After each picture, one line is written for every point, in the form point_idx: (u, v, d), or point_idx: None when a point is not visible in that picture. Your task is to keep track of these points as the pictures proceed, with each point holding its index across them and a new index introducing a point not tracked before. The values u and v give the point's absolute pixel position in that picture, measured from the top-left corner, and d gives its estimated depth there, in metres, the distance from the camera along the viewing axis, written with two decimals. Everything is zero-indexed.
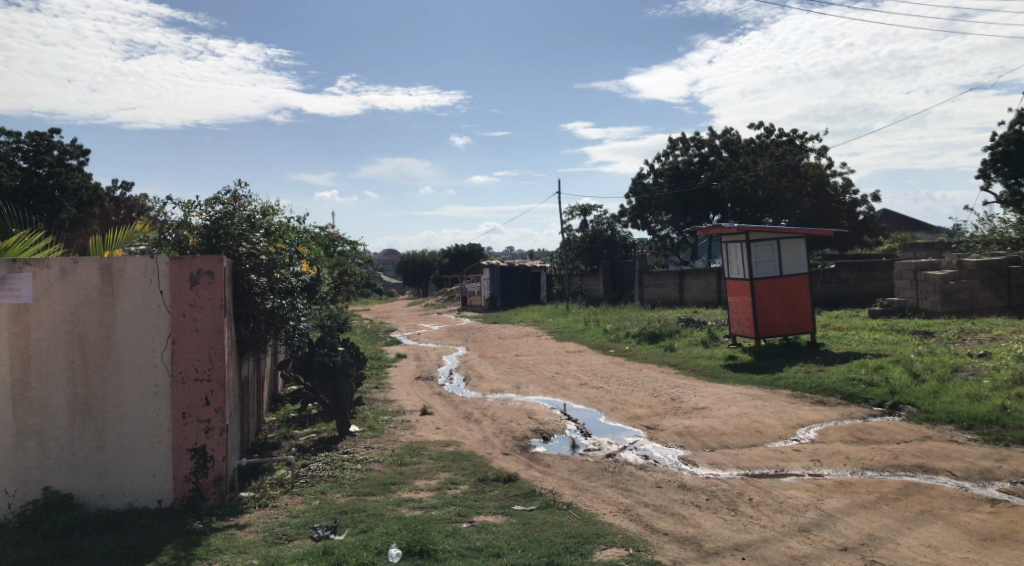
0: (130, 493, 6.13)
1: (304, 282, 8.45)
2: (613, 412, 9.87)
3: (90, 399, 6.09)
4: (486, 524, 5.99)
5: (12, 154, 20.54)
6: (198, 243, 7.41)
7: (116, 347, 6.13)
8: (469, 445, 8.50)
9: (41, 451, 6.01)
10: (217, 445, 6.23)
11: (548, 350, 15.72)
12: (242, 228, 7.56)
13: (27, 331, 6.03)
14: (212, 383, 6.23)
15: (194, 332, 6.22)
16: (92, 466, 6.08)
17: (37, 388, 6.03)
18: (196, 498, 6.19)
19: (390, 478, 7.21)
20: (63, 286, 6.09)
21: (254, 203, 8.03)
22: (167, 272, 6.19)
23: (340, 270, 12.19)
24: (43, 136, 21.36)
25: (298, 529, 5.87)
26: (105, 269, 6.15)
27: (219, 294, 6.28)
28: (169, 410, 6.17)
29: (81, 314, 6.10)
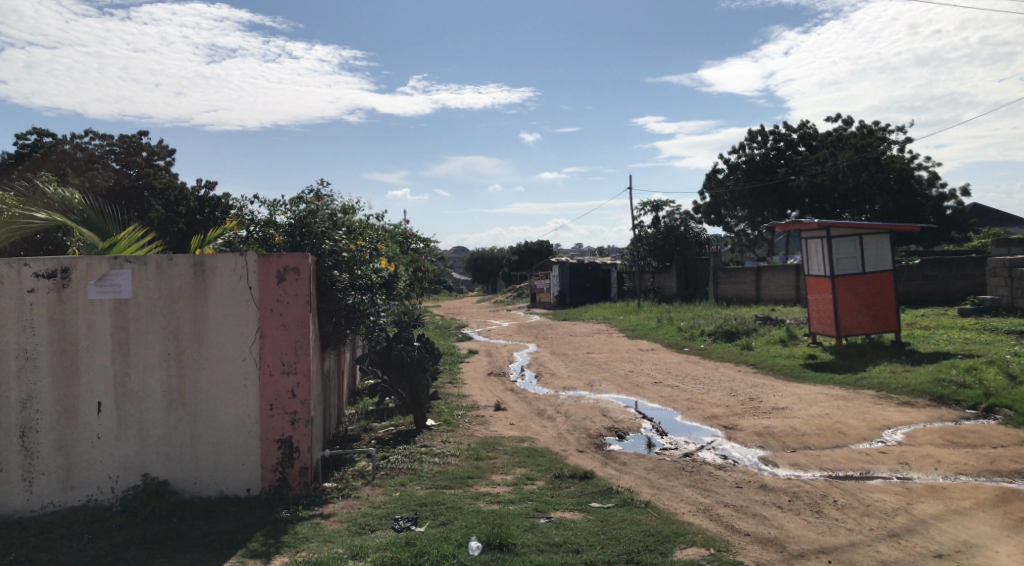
0: (222, 481, 6.38)
1: (383, 279, 8.62)
2: (689, 411, 9.76)
3: (184, 391, 6.36)
4: (564, 520, 6.01)
5: (105, 155, 21.85)
6: (283, 242, 7.73)
7: (209, 341, 6.39)
8: (544, 441, 8.54)
9: (141, 439, 6.30)
10: (302, 436, 6.44)
11: (621, 348, 15.64)
12: (325, 226, 7.78)
13: (127, 325, 6.32)
14: (297, 376, 6.44)
15: (281, 327, 6.44)
16: (187, 454, 6.35)
17: (136, 379, 6.32)
18: (283, 488, 6.41)
19: (468, 472, 7.30)
20: (159, 282, 6.37)
21: (335, 202, 8.25)
22: (256, 268, 6.42)
23: (416, 266, 12.42)
24: (133, 139, 22.65)
25: (380, 520, 6.00)
26: (198, 266, 6.41)
27: (305, 290, 6.48)
28: (258, 402, 6.41)
29: (177, 309, 6.37)
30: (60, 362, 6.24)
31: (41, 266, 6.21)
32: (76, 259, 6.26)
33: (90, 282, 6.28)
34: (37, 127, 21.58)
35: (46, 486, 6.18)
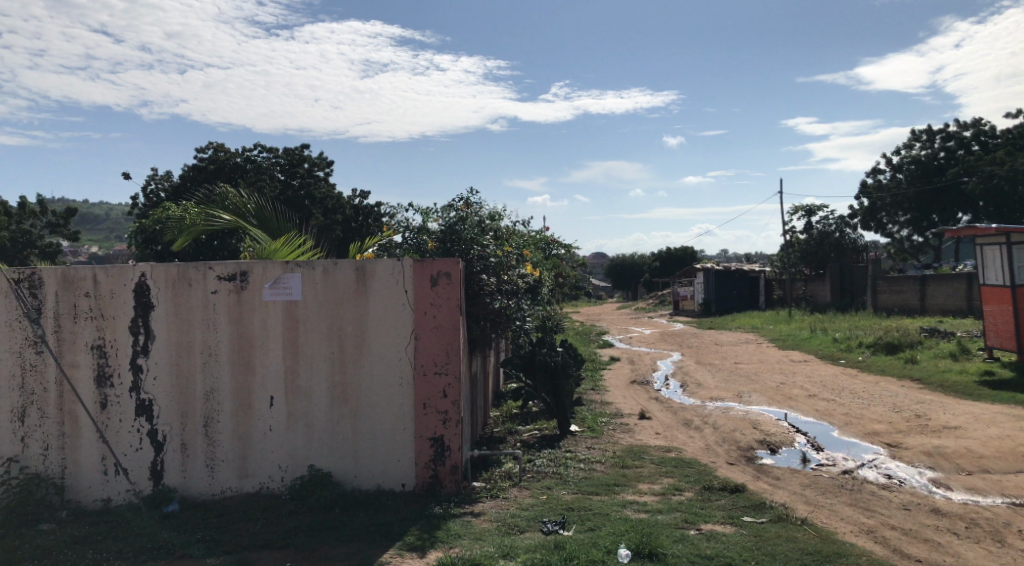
0: (379, 475, 6.70)
1: (529, 284, 8.74)
2: (848, 426, 9.24)
3: (347, 388, 6.72)
4: (716, 533, 5.86)
5: (271, 168, 23.41)
6: (435, 247, 8.00)
7: (369, 342, 6.72)
8: (691, 452, 8.36)
9: (308, 432, 6.70)
10: (453, 435, 6.68)
11: (771, 359, 15.03)
12: (474, 232, 8.02)
13: (296, 325, 6.72)
14: (449, 377, 6.67)
15: (435, 330, 6.69)
16: (348, 448, 6.71)
17: (304, 376, 6.72)
18: (435, 485, 6.67)
19: (614, 480, 7.27)
20: (325, 285, 6.74)
21: (483, 210, 8.47)
22: (412, 273, 6.70)
23: (558, 272, 12.53)
24: (296, 151, 24.19)
25: (529, 522, 6.09)
26: (360, 270, 6.75)
27: (456, 293, 6.72)
28: (412, 401, 6.69)
29: (340, 310, 6.73)
30: (238, 358, 6.69)
31: (223, 269, 6.69)
32: (253, 263, 6.70)
33: (265, 284, 6.71)
34: (214, 143, 23.59)
35: (225, 472, 6.66)
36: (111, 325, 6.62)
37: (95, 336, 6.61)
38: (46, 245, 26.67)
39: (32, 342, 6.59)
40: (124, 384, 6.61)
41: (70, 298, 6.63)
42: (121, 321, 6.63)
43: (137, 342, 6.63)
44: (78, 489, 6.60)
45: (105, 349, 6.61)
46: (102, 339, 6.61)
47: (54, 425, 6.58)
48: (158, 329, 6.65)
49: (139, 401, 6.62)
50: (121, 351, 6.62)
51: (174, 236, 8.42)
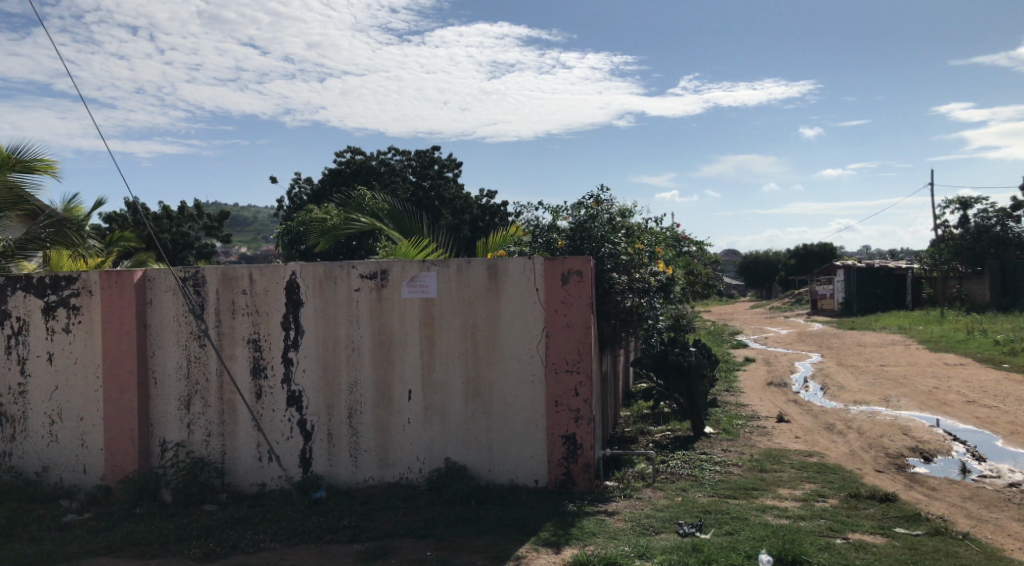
0: (513, 471, 6.80)
1: (662, 282, 8.57)
2: (1013, 436, 8.51)
3: (481, 384, 6.85)
4: (864, 543, 5.55)
5: (404, 170, 24.60)
6: (565, 245, 8.01)
7: (501, 338, 6.82)
8: (835, 458, 7.95)
9: (444, 426, 6.88)
10: (585, 434, 6.68)
11: (922, 361, 14.09)
12: (604, 230, 7.97)
13: (432, 322, 6.91)
14: (580, 376, 6.68)
15: (566, 328, 6.70)
16: (482, 443, 6.84)
17: (440, 371, 6.91)
18: (568, 482, 6.69)
19: (752, 484, 7.03)
20: (459, 283, 6.89)
21: (614, 207, 8.38)
22: (543, 271, 6.74)
23: (689, 270, 12.28)
24: (428, 153, 24.99)
25: (664, 523, 5.99)
26: (492, 268, 6.84)
27: (587, 292, 6.70)
28: (544, 398, 6.74)
29: (474, 308, 6.86)
30: (378, 353, 6.96)
31: (365, 268, 6.97)
32: (392, 261, 6.94)
33: (403, 282, 6.94)
34: (352, 147, 24.75)
35: (368, 461, 6.95)
36: (265, 320, 7.04)
37: (251, 331, 7.05)
38: (202, 246, 28.84)
39: (196, 335, 7.07)
40: (277, 376, 7.03)
41: (228, 295, 7.08)
42: (274, 317, 7.04)
43: (288, 336, 7.02)
44: (236, 474, 7.06)
45: (260, 343, 7.04)
46: (257, 333, 7.05)
47: (215, 414, 7.07)
48: (307, 325, 7.01)
49: (290, 393, 7.02)
50: (274, 345, 7.03)
51: (319, 238, 8.90)
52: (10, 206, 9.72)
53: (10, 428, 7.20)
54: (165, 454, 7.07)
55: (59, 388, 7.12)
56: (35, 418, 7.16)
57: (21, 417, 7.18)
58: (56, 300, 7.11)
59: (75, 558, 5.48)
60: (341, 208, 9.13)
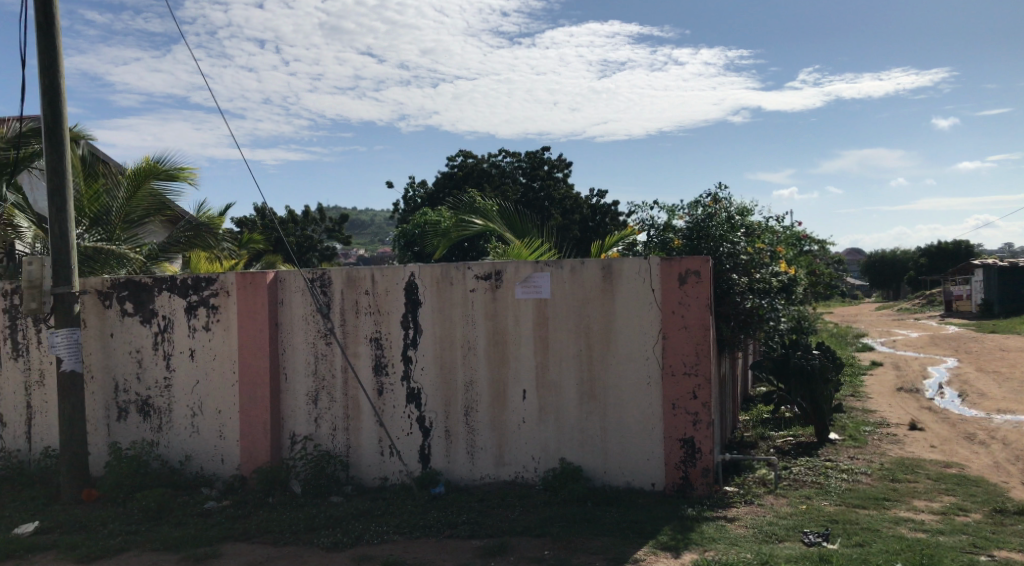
0: (629, 473, 6.73)
1: (784, 283, 8.23)
2: None
3: (596, 385, 6.82)
4: (1013, 562, 5.16)
5: (514, 172, 24.99)
6: (682, 245, 7.87)
7: (616, 340, 6.77)
8: (977, 469, 7.42)
9: (559, 426, 6.90)
10: (704, 437, 6.54)
11: None
12: (723, 229, 7.77)
13: (547, 322, 6.94)
14: (698, 378, 6.54)
15: (683, 329, 6.58)
16: (597, 444, 6.81)
17: (554, 372, 6.92)
18: (686, 487, 6.57)
19: (883, 494, 6.67)
20: (573, 284, 6.88)
21: (734, 205, 8.15)
22: (659, 271, 6.64)
23: (811, 270, 11.80)
24: (538, 154, 25.16)
25: (788, 531, 5.78)
26: (607, 269, 6.80)
27: (705, 293, 6.56)
28: (661, 400, 6.64)
29: (589, 309, 6.84)
30: (493, 352, 7.06)
31: (480, 269, 7.08)
32: (506, 262, 7.02)
33: (517, 283, 7.00)
34: (464, 150, 25.21)
35: (484, 459, 7.07)
36: (386, 319, 7.28)
37: (374, 329, 7.31)
38: (324, 248, 30.11)
39: (322, 334, 7.40)
40: (398, 373, 7.25)
41: (352, 295, 7.37)
42: (395, 316, 7.26)
43: (407, 335, 7.23)
44: (360, 467, 7.34)
45: (381, 342, 7.29)
46: (379, 332, 7.30)
47: (340, 409, 7.37)
48: (425, 324, 7.20)
49: (409, 390, 7.23)
50: (395, 343, 7.26)
51: (436, 241, 9.15)
52: (154, 211, 10.50)
53: (157, 419, 7.75)
54: (294, 446, 7.44)
55: (200, 382, 7.62)
56: (179, 409, 7.68)
57: (167, 409, 7.72)
58: (197, 300, 7.60)
59: (216, 542, 5.84)
60: (456, 212, 9.34)
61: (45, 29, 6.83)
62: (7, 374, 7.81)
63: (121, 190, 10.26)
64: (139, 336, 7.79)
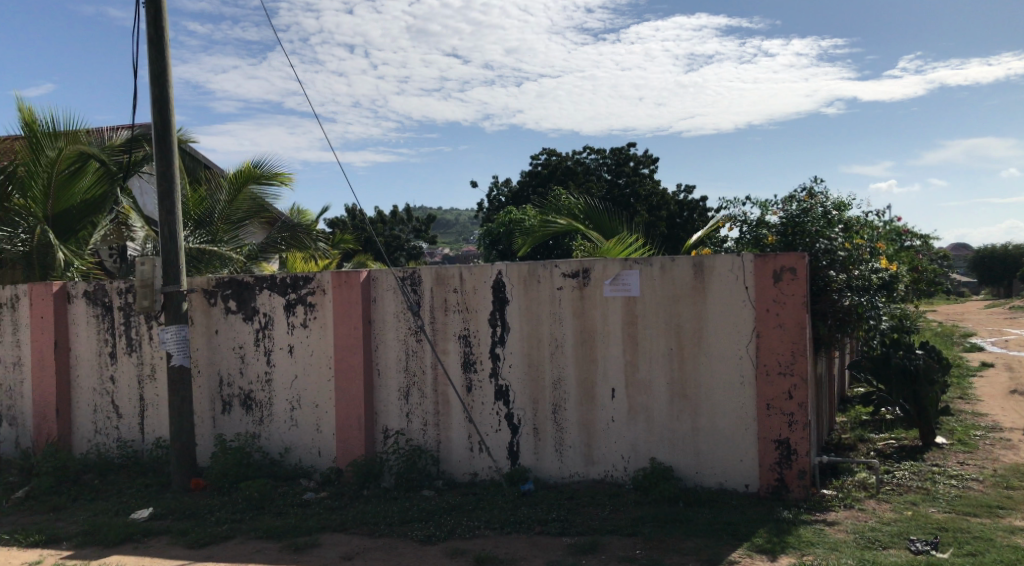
0: (721, 474, 6.60)
1: (885, 280, 7.84)
2: None
3: (686, 384, 6.72)
4: None
5: (599, 168, 24.95)
6: (776, 241, 7.65)
7: (708, 338, 6.65)
8: None
9: (649, 426, 6.83)
10: (800, 439, 6.34)
11: None
12: (819, 224, 7.50)
13: (636, 320, 6.88)
14: (794, 378, 6.35)
15: (779, 328, 6.40)
16: (688, 444, 6.71)
17: (644, 370, 6.85)
18: (782, 489, 6.39)
19: (997, 502, 6.30)
20: (663, 282, 6.79)
21: (831, 200, 7.85)
22: (752, 269, 6.47)
23: (913, 266, 11.27)
24: (623, 150, 24.95)
25: (892, 538, 5.54)
26: (698, 266, 6.68)
27: (801, 290, 6.36)
28: (755, 400, 6.48)
29: (679, 307, 6.74)
30: (582, 351, 7.04)
31: (568, 266, 7.06)
32: (594, 260, 6.97)
33: (606, 281, 6.95)
34: (548, 148, 25.25)
35: (573, 457, 7.06)
36: (474, 317, 7.37)
37: (462, 327, 7.40)
38: (411, 247, 30.77)
39: (413, 331, 7.55)
40: (486, 370, 7.33)
41: (441, 293, 7.48)
42: (483, 314, 7.34)
43: (495, 333, 7.29)
44: (450, 462, 7.46)
45: (470, 339, 7.38)
46: (468, 329, 7.39)
47: (430, 404, 7.51)
48: (513, 322, 7.24)
49: (498, 386, 7.29)
50: (483, 340, 7.33)
51: (523, 240, 9.22)
52: (253, 213, 10.99)
53: (258, 412, 8.08)
54: (387, 440, 7.62)
55: (298, 377, 7.91)
56: (279, 403, 7.99)
57: (267, 403, 8.05)
58: (295, 298, 7.89)
59: (315, 532, 6.05)
60: (543, 210, 9.38)
61: (156, 42, 7.23)
62: (122, 369, 8.27)
63: (223, 193, 10.78)
64: (241, 333, 8.13)
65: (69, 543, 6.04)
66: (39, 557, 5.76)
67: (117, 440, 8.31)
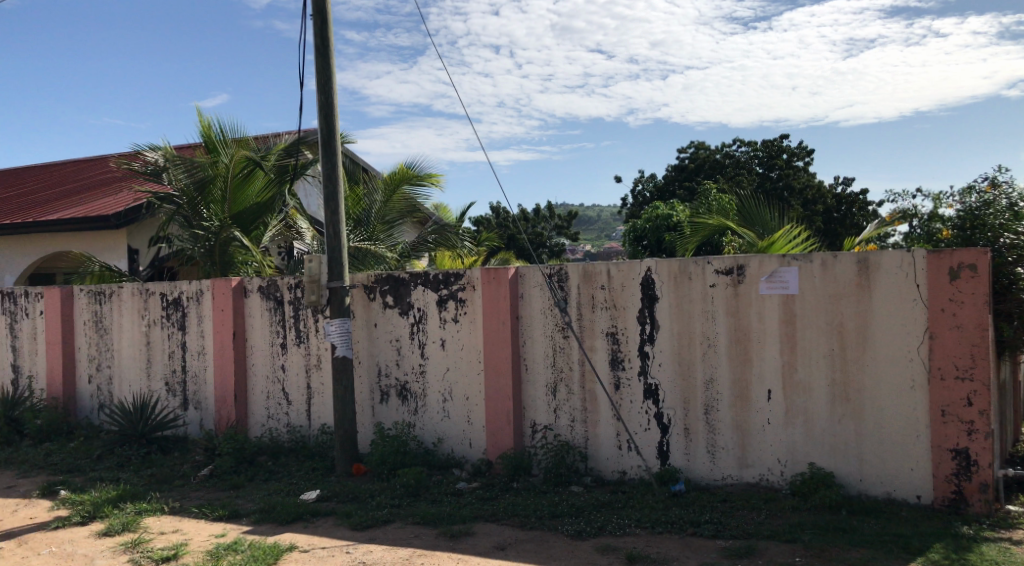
0: (889, 483, 6.20)
1: None
2: None
3: (850, 386, 6.35)
4: None
5: (750, 161, 24.14)
6: (952, 236, 7.13)
7: (874, 339, 6.25)
8: None
9: (808, 430, 6.51)
10: (982, 449, 5.85)
11: None
12: (1004, 217, 6.82)
13: (794, 320, 6.58)
14: (974, 384, 5.85)
15: (955, 329, 5.92)
16: (851, 450, 6.34)
17: (803, 371, 6.54)
18: (960, 502, 5.92)
19: None
20: (824, 279, 6.45)
21: (1019, 190, 7.15)
22: (925, 265, 6.02)
23: None
24: (775, 142, 24.01)
25: None
26: (863, 263, 6.29)
27: (983, 289, 5.84)
28: (928, 406, 6.03)
29: (841, 306, 6.38)
30: (735, 351, 6.82)
31: (721, 263, 6.86)
32: (749, 257, 6.74)
33: (762, 278, 6.70)
34: (696, 142, 24.76)
35: (726, 459, 6.86)
36: (622, 314, 7.31)
37: (610, 324, 7.37)
38: (554, 244, 31.08)
39: (561, 327, 7.60)
40: (635, 368, 7.25)
41: (589, 290, 7.48)
42: (631, 311, 7.27)
43: (644, 331, 7.20)
44: (598, 459, 7.45)
45: (618, 336, 7.33)
46: (616, 326, 7.34)
47: (578, 401, 7.53)
48: (663, 319, 7.13)
49: (647, 385, 7.20)
50: (631, 338, 7.26)
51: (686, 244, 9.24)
52: (407, 213, 11.47)
53: (414, 402, 8.42)
54: (535, 435, 7.72)
55: (450, 369, 8.17)
56: (432, 395, 8.29)
57: (422, 394, 8.37)
58: (447, 294, 8.15)
59: (469, 521, 6.24)
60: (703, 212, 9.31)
61: (321, 51, 7.68)
62: (291, 358, 8.88)
63: (379, 194, 11.37)
64: (397, 326, 8.50)
65: (248, 518, 6.56)
66: (223, 530, 6.30)
67: (287, 425, 8.92)
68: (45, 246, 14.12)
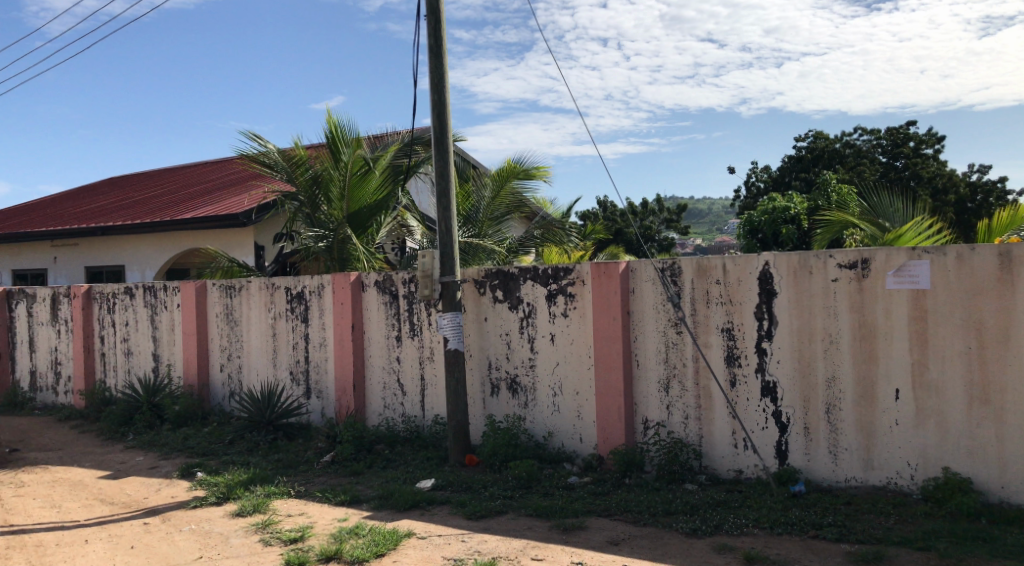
0: None
1: None
2: None
3: (989, 387, 5.95)
4: None
5: (872, 150, 22.93)
6: None
7: (1017, 337, 5.84)
8: None
9: (942, 432, 6.14)
10: None
11: None
12: None
13: (926, 316, 6.21)
14: None
15: None
16: (991, 454, 5.94)
17: (935, 370, 6.17)
18: None
19: None
20: (960, 273, 6.07)
21: None
22: None
23: None
24: (901, 129, 22.72)
25: None
26: (1004, 256, 5.88)
27: None
28: None
29: (980, 301, 5.98)
30: (860, 348, 6.50)
31: (844, 257, 6.56)
32: (876, 250, 6.41)
33: (889, 272, 6.36)
34: (813, 132, 23.77)
35: (850, 461, 6.55)
36: (738, 310, 7.11)
37: (725, 319, 7.18)
38: (663, 238, 30.57)
39: (673, 323, 7.47)
40: (752, 365, 7.04)
41: (703, 285, 7.32)
42: (748, 306, 7.06)
43: (762, 327, 6.98)
44: (712, 457, 7.28)
45: (733, 332, 7.14)
46: (731, 322, 7.15)
47: (692, 398, 7.38)
48: (781, 315, 6.88)
49: (765, 383, 6.98)
50: (748, 334, 7.05)
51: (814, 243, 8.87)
52: (514, 208, 11.56)
53: (524, 396, 8.49)
54: (648, 432, 7.63)
55: (560, 364, 8.19)
56: (542, 388, 8.34)
57: (532, 388, 8.43)
58: (557, 288, 8.18)
59: (582, 515, 6.25)
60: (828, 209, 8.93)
61: (434, 51, 7.85)
62: (406, 351, 9.14)
63: (488, 190, 11.49)
64: (508, 321, 8.60)
65: (368, 504, 6.82)
66: (345, 515, 6.57)
67: (402, 415, 9.19)
68: (180, 243, 15.12)
